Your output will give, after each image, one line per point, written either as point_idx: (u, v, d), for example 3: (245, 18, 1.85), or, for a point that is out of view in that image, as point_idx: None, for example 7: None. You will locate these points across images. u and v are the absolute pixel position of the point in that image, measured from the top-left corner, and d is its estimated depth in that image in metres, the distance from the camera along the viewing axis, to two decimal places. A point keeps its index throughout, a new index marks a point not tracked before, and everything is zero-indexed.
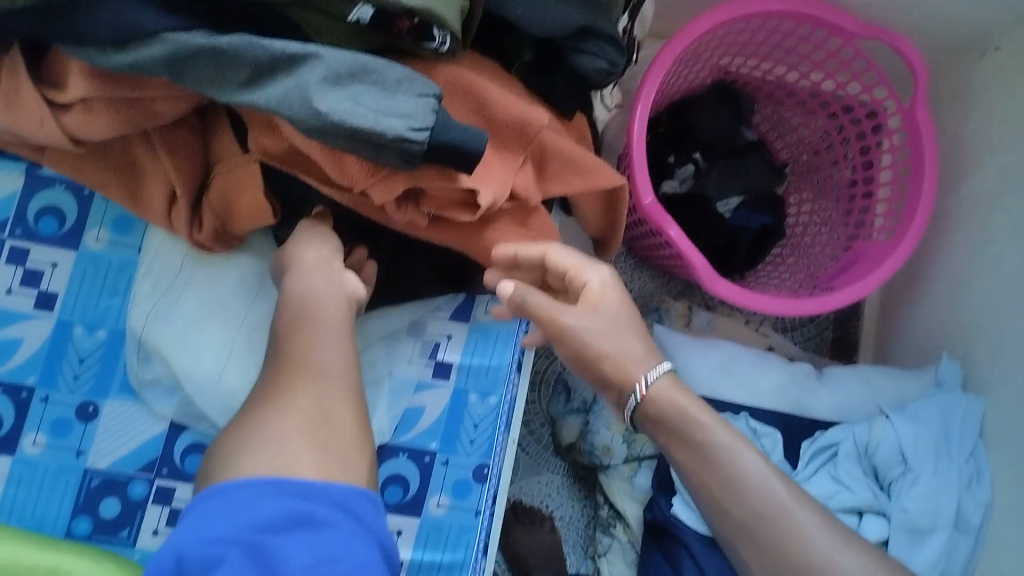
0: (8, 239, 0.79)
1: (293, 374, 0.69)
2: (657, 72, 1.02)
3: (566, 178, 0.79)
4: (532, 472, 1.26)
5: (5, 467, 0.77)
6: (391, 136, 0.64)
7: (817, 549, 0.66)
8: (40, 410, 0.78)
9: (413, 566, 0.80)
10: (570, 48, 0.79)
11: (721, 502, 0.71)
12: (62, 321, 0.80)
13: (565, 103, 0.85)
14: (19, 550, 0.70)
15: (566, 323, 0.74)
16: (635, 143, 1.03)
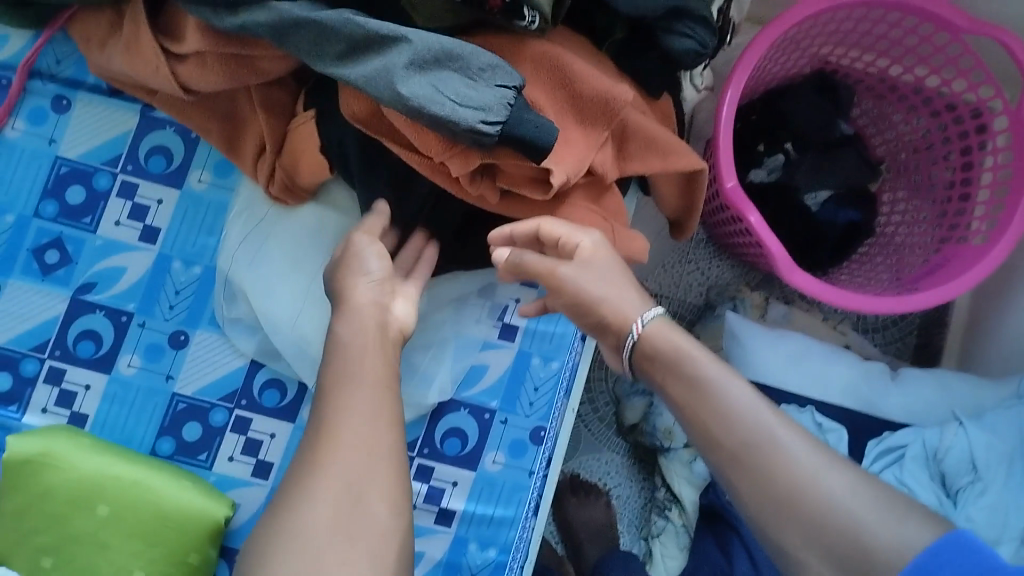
0: (120, 173, 0.84)
1: (321, 445, 0.62)
2: (752, 54, 1.01)
3: (646, 158, 0.79)
4: (592, 449, 1.27)
5: (101, 384, 0.82)
6: (464, 126, 0.66)
7: (801, 474, 0.56)
8: (137, 334, 0.83)
9: (465, 518, 0.82)
10: (660, 30, 0.79)
11: (708, 431, 0.61)
12: (162, 255, 0.84)
13: (653, 81, 0.86)
14: (107, 463, 0.78)
15: (563, 277, 0.71)
16: (722, 131, 1.03)
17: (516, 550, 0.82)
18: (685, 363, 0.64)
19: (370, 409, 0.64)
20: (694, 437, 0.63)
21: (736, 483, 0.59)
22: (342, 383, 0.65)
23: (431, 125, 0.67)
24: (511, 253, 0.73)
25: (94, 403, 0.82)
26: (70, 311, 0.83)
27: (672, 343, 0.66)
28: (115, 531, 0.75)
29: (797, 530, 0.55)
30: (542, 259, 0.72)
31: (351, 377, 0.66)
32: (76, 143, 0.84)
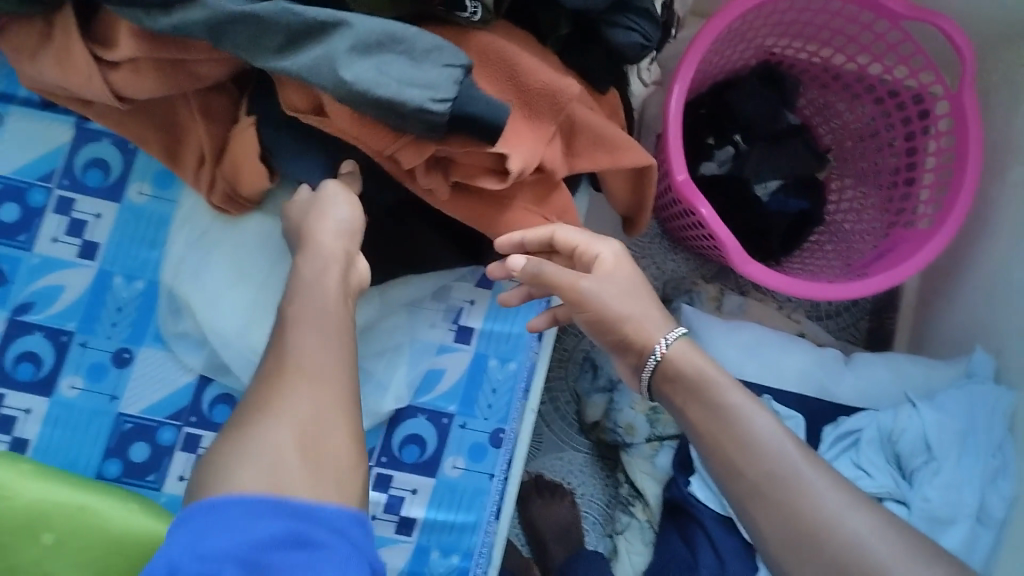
0: (56, 188, 0.81)
1: (284, 372, 0.61)
2: (696, 51, 1.01)
3: (594, 154, 0.78)
4: (555, 449, 1.27)
5: (42, 408, 0.79)
6: (412, 107, 0.64)
7: (826, 511, 0.55)
8: (78, 354, 0.80)
9: (426, 526, 0.81)
10: (605, 23, 0.79)
11: (731, 460, 0.60)
12: (102, 271, 0.81)
13: (601, 76, 0.85)
14: (50, 490, 0.74)
15: (584, 290, 0.68)
16: (671, 126, 1.03)
17: (479, 555, 0.81)
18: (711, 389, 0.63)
19: (328, 339, 0.63)
20: (713, 462, 0.61)
21: (754, 516, 0.58)
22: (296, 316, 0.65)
23: (384, 111, 0.65)
24: (528, 262, 0.70)
25: (36, 428, 0.79)
26: (7, 334, 0.79)
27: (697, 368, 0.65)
28: (61, 561, 0.72)
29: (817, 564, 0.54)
30: (562, 269, 0.69)
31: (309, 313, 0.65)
32: (10, 159, 0.80)
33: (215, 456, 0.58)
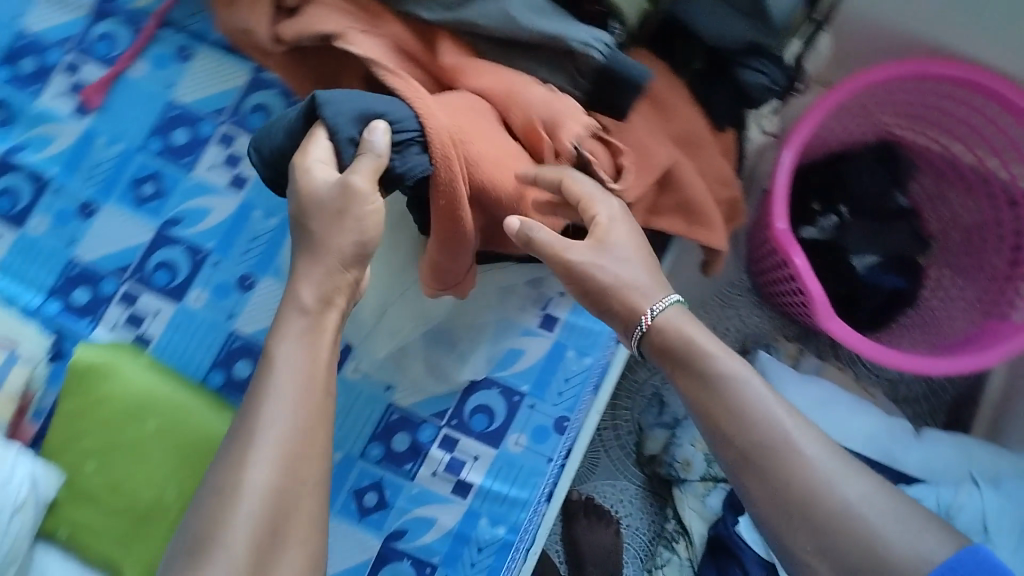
0: (223, 124, 0.89)
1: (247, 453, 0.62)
2: (815, 116, 1.04)
3: (673, 219, 0.87)
4: (609, 476, 1.30)
5: (169, 311, 0.85)
6: (578, 44, 0.72)
7: (817, 477, 0.58)
8: (209, 272, 0.86)
9: (480, 492, 0.85)
10: (738, 63, 0.84)
11: (723, 430, 0.63)
12: (245, 203, 0.88)
13: (725, 113, 0.88)
14: (158, 386, 0.80)
15: (570, 258, 0.69)
16: (782, 177, 1.05)
17: (525, 530, 0.85)
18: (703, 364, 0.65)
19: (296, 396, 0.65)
20: (707, 431, 0.64)
21: (748, 482, 0.61)
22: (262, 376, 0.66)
23: (548, 55, 0.75)
24: (523, 223, 0.68)
25: (160, 328, 0.85)
26: (156, 240, 0.87)
27: (688, 340, 0.67)
28: (158, 446, 0.78)
29: (808, 530, 0.57)
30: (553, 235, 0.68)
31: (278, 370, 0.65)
32: (190, 91, 0.90)
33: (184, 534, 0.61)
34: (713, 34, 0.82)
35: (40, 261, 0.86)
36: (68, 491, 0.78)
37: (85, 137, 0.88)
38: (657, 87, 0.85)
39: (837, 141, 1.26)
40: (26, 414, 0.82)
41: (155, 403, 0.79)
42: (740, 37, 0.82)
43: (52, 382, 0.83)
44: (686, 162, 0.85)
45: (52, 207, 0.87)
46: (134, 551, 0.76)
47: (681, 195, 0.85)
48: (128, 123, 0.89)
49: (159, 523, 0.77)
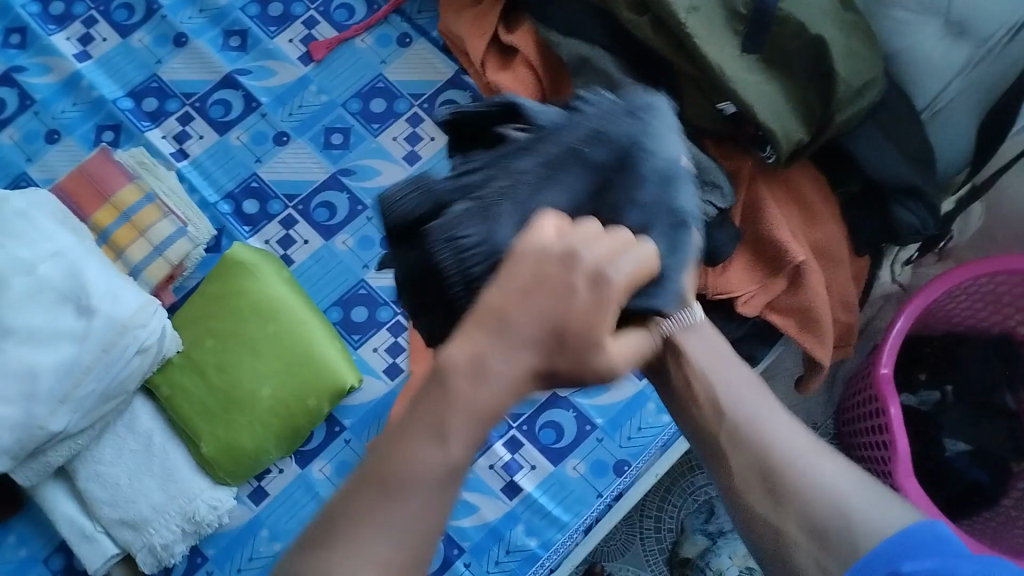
0: (416, 106, 0.99)
1: (393, 500, 0.39)
2: (938, 287, 1.01)
3: (787, 320, 0.87)
4: (634, 563, 1.22)
5: (316, 244, 0.94)
6: None
7: (784, 459, 0.51)
8: (362, 224, 0.95)
9: (526, 499, 0.89)
10: (893, 200, 0.83)
11: (702, 421, 0.56)
12: (411, 176, 0.96)
13: (868, 242, 0.88)
14: (286, 298, 0.89)
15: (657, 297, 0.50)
16: (887, 345, 1.02)
17: (554, 551, 0.87)
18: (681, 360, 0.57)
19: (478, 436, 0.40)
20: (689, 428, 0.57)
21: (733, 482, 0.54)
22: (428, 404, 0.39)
23: None
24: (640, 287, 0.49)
25: (304, 256, 0.94)
26: (325, 181, 0.96)
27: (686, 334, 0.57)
28: (266, 349, 0.86)
29: (788, 515, 0.50)
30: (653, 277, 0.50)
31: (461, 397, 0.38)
32: (399, 71, 1.00)
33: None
34: (874, 166, 0.82)
35: (228, 166, 0.98)
36: (182, 358, 0.87)
37: (302, 81, 1.01)
38: (805, 190, 0.86)
39: (961, 323, 1.15)
40: (171, 284, 0.93)
41: (272, 308, 0.88)
42: (900, 178, 0.82)
43: (202, 267, 0.94)
44: (815, 266, 0.85)
45: (253, 127, 0.99)
46: (215, 430, 0.84)
47: (800, 303, 0.86)
48: (340, 79, 1.01)
49: (243, 411, 0.85)
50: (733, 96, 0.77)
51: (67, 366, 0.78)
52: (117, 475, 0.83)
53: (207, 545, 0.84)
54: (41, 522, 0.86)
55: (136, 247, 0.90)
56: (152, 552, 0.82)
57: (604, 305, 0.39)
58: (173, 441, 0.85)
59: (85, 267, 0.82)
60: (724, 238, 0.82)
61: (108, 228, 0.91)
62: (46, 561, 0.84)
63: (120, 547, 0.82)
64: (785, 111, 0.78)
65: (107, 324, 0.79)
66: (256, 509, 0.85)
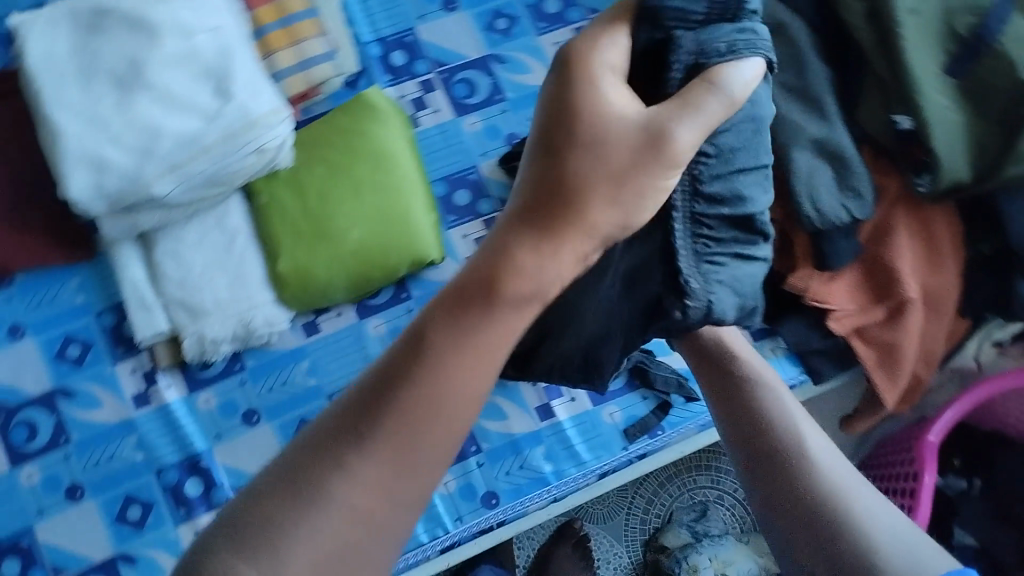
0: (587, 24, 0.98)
1: (405, 420, 0.41)
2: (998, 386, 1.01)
3: (870, 355, 0.86)
4: (613, 533, 1.23)
5: (446, 117, 0.94)
6: (830, 214, 0.78)
7: (824, 481, 0.51)
8: (494, 113, 0.94)
9: (555, 426, 0.91)
10: (1020, 273, 0.82)
11: (746, 426, 0.58)
12: None
13: (977, 306, 0.86)
14: (400, 155, 0.88)
15: (600, 137, 0.43)
16: (942, 417, 1.01)
17: (564, 483, 0.89)
18: (738, 376, 0.61)
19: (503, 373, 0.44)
20: (726, 424, 0.59)
21: (757, 489, 0.54)
22: (456, 329, 0.42)
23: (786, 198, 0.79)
24: (694, 128, 0.42)
25: (430, 124, 0.94)
26: (476, 61, 0.95)
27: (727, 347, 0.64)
28: (365, 195, 0.87)
29: (799, 520, 0.50)
30: (638, 120, 0.43)
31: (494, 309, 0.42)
32: None
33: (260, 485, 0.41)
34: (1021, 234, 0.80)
35: (391, 13, 0.97)
36: (290, 172, 0.87)
37: None
38: (939, 231, 0.84)
39: None
40: (301, 104, 0.93)
41: (385, 158, 0.88)
42: None
43: (334, 99, 0.94)
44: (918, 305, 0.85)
45: None
46: (297, 250, 0.85)
47: (889, 339, 0.85)
48: None
49: (330, 244, 0.85)
50: (917, 112, 0.75)
51: (188, 138, 0.78)
52: (191, 263, 0.84)
53: (249, 357, 0.86)
54: (107, 275, 0.88)
55: (285, 54, 0.90)
56: (200, 342, 0.83)
57: (579, 80, 0.44)
58: (254, 247, 0.86)
59: (237, 51, 0.82)
60: (845, 248, 0.81)
61: (265, 26, 0.90)
62: (99, 314, 0.87)
63: (171, 327, 0.84)
64: (960, 146, 0.76)
65: (237, 113, 0.79)
66: (305, 341, 0.86)
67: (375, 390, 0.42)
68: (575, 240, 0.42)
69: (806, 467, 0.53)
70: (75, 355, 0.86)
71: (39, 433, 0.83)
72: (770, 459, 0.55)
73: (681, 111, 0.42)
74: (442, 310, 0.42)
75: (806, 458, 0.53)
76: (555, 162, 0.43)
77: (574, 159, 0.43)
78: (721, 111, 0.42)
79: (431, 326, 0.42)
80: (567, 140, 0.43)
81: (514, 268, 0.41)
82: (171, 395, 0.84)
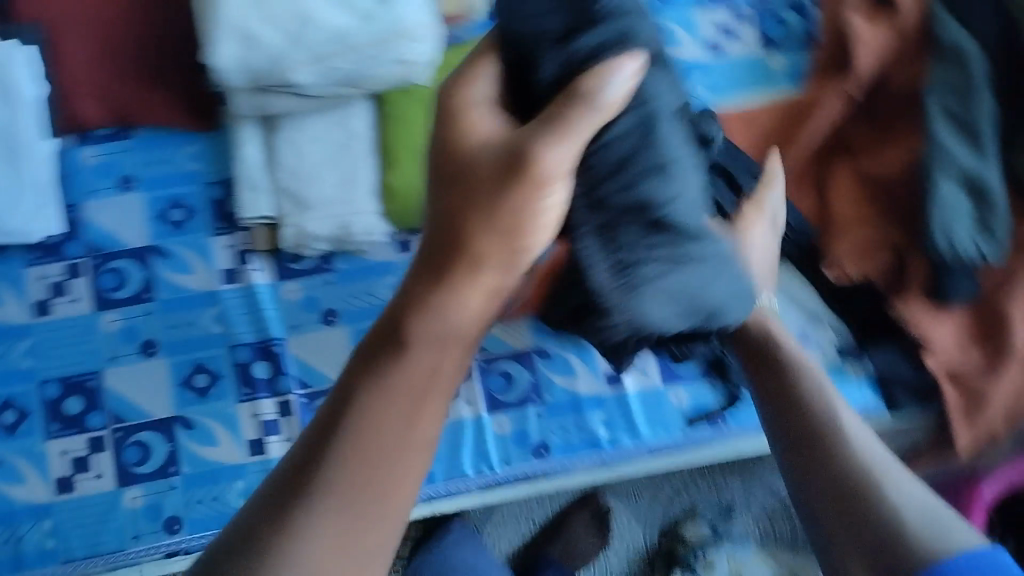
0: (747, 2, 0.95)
1: (360, 433, 0.44)
2: None
3: (959, 396, 0.83)
4: (635, 511, 1.21)
5: None
6: (962, 245, 0.79)
7: (856, 461, 0.54)
8: None
9: (621, 396, 0.90)
10: None
11: (784, 408, 0.61)
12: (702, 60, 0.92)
13: None
14: None
15: (462, 177, 0.45)
16: None
17: (618, 452, 0.89)
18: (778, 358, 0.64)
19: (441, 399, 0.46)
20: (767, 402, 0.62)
21: (792, 464, 0.57)
22: (386, 361, 0.45)
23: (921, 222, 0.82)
24: (565, 149, 0.43)
25: None
26: None
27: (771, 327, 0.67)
28: None
29: (831, 495, 0.53)
30: (514, 147, 0.44)
31: (416, 340, 0.44)
32: None
33: (231, 537, 0.43)
34: None
35: None
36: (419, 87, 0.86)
37: None
38: None
39: None
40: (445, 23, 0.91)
41: None
42: None
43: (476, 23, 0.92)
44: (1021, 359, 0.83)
45: None
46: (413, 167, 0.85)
47: (980, 385, 0.83)
48: None
49: None
50: None
51: (337, 34, 0.79)
52: (303, 154, 0.84)
53: (340, 261, 0.87)
54: (223, 148, 0.89)
55: None
56: (297, 235, 0.84)
57: (454, 120, 0.47)
58: (370, 155, 0.86)
59: None
60: (963, 283, 0.82)
61: None
62: (207, 184, 0.88)
63: (273, 213, 0.85)
64: None
65: (391, 22, 0.80)
66: (398, 257, 0.87)
67: (318, 440, 0.44)
68: (473, 277, 0.44)
69: (840, 444, 0.56)
70: (176, 219, 0.87)
71: (127, 285, 0.85)
72: (806, 438, 0.58)
73: (544, 123, 0.43)
74: (358, 371, 0.46)
75: (843, 436, 0.56)
76: (455, 189, 0.45)
77: (441, 190, 0.45)
78: (606, 113, 0.43)
79: (351, 384, 0.45)
80: (453, 173, 0.46)
81: (446, 307, 0.45)
82: (257, 278, 0.86)
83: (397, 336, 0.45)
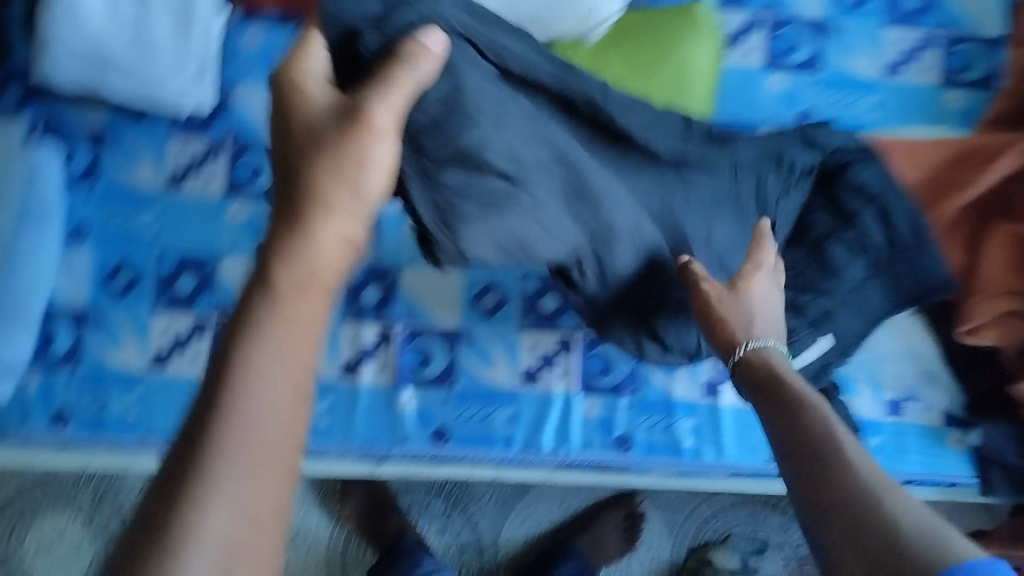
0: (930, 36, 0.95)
1: (238, 406, 0.44)
2: None
3: None
4: (666, 522, 1.17)
5: (756, 66, 0.94)
6: None
7: (865, 491, 0.51)
8: (803, 83, 0.94)
9: (714, 408, 0.88)
10: None
11: (791, 445, 0.58)
12: (875, 83, 0.94)
13: None
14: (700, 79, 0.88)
15: (296, 132, 0.52)
16: None
17: (697, 465, 0.87)
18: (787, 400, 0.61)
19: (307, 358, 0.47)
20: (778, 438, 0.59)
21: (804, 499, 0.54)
22: (248, 330, 0.46)
23: None
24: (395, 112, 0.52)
25: (737, 64, 0.94)
26: (811, 23, 0.94)
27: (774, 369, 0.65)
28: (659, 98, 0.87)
29: (845, 528, 0.50)
30: (313, 131, 0.52)
31: (284, 316, 0.47)
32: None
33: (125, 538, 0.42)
34: None
35: None
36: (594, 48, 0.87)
37: None
38: None
39: None
40: None
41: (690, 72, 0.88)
42: None
43: None
44: None
45: None
46: None
47: None
48: None
49: None
50: None
51: None
52: None
53: None
54: None
55: None
56: None
57: (293, 84, 0.53)
58: None
59: None
60: None
61: None
62: None
63: None
64: None
65: None
66: None
67: (186, 435, 0.43)
68: (328, 217, 0.50)
69: (847, 473, 0.53)
70: None
71: (263, 177, 0.85)
72: (812, 471, 0.55)
73: (387, 78, 0.52)
74: (232, 340, 0.46)
75: (851, 467, 0.53)
76: (296, 152, 0.52)
77: (310, 129, 0.52)
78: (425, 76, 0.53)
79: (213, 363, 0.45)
80: (286, 137, 0.53)
81: (309, 258, 0.49)
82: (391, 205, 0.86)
83: (265, 279, 0.48)
